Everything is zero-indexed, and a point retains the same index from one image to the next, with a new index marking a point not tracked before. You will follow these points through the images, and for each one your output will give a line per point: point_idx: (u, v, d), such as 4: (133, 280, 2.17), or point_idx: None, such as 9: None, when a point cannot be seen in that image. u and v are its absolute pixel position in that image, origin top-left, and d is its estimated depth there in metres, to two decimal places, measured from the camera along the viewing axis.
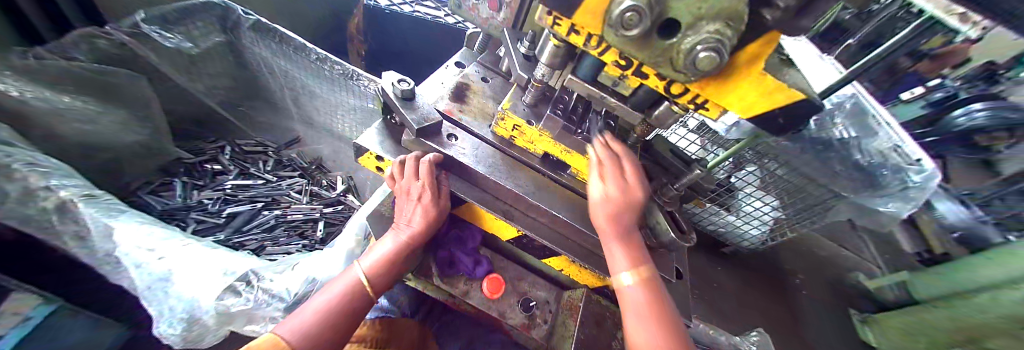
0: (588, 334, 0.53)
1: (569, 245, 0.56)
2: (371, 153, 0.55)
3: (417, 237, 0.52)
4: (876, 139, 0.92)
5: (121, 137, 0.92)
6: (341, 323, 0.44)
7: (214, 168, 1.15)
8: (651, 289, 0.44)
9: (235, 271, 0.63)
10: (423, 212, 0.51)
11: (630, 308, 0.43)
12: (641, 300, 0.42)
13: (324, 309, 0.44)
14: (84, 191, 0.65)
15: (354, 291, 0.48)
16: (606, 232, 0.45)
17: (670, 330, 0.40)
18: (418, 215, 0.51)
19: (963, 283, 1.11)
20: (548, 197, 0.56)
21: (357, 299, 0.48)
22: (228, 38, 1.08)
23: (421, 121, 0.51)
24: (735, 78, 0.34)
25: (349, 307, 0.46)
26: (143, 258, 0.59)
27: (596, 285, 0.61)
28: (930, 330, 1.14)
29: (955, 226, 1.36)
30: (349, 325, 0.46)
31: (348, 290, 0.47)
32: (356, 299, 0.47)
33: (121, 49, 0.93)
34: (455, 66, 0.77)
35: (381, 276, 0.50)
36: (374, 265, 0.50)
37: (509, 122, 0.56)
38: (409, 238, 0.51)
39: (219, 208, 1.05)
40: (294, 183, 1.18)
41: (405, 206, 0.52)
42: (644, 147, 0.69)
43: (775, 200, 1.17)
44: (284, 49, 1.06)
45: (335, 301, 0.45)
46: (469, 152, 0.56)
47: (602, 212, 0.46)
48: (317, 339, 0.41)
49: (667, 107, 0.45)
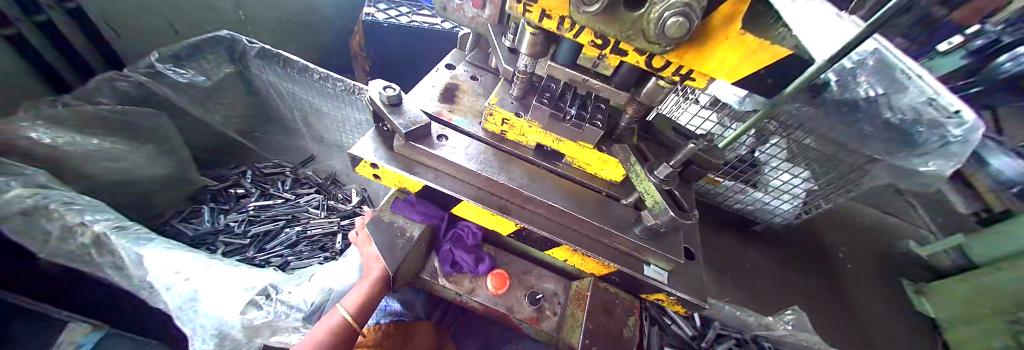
0: (596, 322, 0.52)
1: (569, 233, 0.55)
2: (366, 162, 0.55)
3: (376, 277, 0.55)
4: (905, 93, 0.70)
5: (149, 171, 1.00)
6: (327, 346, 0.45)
7: (237, 192, 1.21)
8: None
9: (255, 286, 0.66)
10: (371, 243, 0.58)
11: None
12: None
13: (320, 337, 0.46)
14: (113, 223, 0.70)
15: (340, 328, 0.49)
16: None
17: None
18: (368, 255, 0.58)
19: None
20: (544, 188, 0.56)
21: (343, 335, 0.49)
22: (238, 68, 1.16)
23: (408, 125, 0.52)
24: (715, 44, 0.33)
25: (337, 343, 0.47)
26: (172, 281, 0.64)
27: (601, 273, 0.58)
28: (995, 297, 1.01)
29: None
30: None
31: (336, 327, 0.49)
32: (342, 336, 0.48)
33: (140, 89, 0.99)
34: (445, 69, 0.76)
35: (362, 308, 0.51)
36: (352, 301, 0.52)
37: (498, 117, 0.56)
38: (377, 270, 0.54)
39: (243, 228, 1.10)
40: (311, 199, 1.22)
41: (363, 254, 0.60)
42: (645, 130, 0.66)
43: (806, 172, 1.05)
44: (290, 72, 1.10)
45: (324, 334, 0.47)
46: (465, 150, 0.57)
47: None
48: None
49: (654, 83, 0.43)
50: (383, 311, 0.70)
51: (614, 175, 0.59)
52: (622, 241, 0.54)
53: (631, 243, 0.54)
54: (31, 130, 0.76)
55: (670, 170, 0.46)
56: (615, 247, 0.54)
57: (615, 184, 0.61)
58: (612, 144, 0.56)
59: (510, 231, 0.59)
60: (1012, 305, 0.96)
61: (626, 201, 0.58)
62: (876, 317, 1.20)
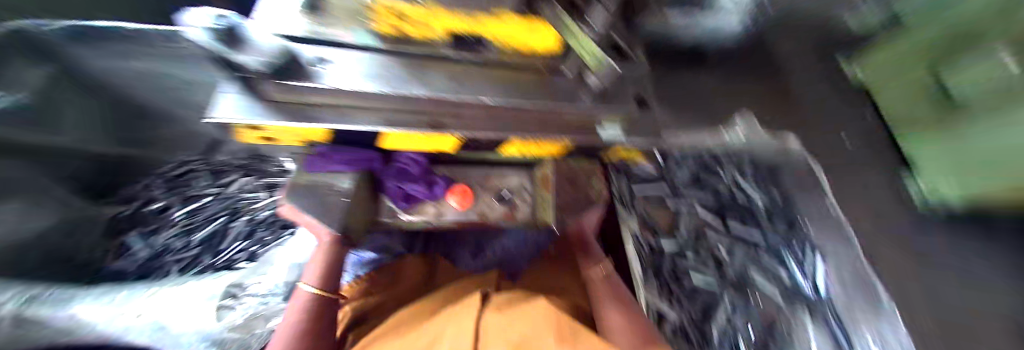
0: (561, 194, 0.57)
1: (516, 124, 0.49)
2: (241, 126, 0.42)
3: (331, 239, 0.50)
4: None
5: (40, 222, 0.78)
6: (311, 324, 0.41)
7: (155, 206, 1.01)
8: (624, 318, 0.47)
9: (215, 293, 0.67)
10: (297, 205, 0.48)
11: (614, 309, 0.49)
12: (617, 321, 0.47)
13: (296, 322, 0.41)
14: (20, 296, 0.57)
15: (316, 301, 0.45)
16: (623, 314, 0.48)
17: (635, 315, 0.49)
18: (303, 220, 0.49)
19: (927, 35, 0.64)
20: (475, 85, 0.47)
21: (321, 306, 0.45)
22: (59, 65, 0.82)
23: (264, 60, 0.37)
24: None
25: (321, 315, 0.44)
26: (125, 321, 0.61)
27: (555, 155, 0.55)
28: None
29: None
30: (329, 324, 0.43)
31: (309, 304, 0.44)
32: (322, 308, 0.45)
33: None
34: None
35: (328, 277, 0.48)
36: (315, 277, 0.48)
37: (387, 12, 0.45)
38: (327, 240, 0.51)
39: (186, 240, 0.97)
40: (244, 183, 1.09)
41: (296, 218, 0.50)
42: None
43: None
44: (122, 49, 0.89)
45: (299, 313, 0.43)
46: (359, 71, 0.44)
47: (617, 319, 0.47)
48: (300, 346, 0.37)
49: None
50: (359, 263, 0.70)
51: (546, 44, 0.49)
52: (572, 115, 0.50)
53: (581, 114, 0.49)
54: None
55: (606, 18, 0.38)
56: (570, 121, 0.50)
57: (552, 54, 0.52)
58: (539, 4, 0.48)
59: (454, 147, 0.52)
60: None
61: (569, 72, 0.51)
62: None
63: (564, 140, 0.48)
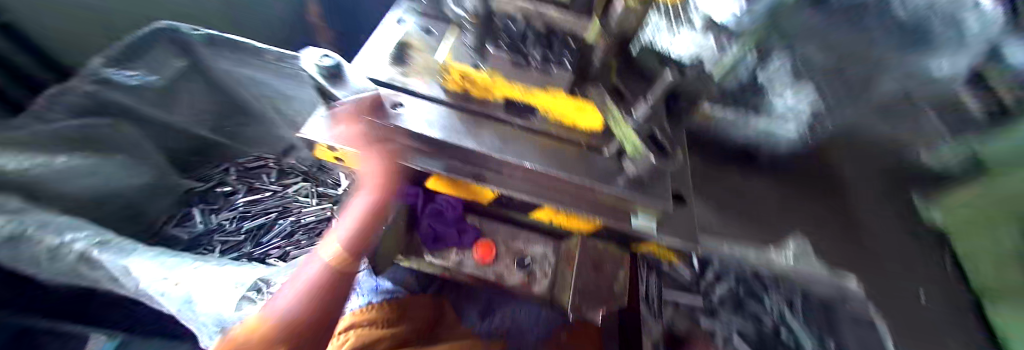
0: (584, 277, 0.53)
1: (551, 193, 0.51)
2: (322, 145, 0.49)
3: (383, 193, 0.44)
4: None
5: (128, 181, 0.97)
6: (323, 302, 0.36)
7: (225, 190, 1.19)
8: None
9: (245, 282, 0.67)
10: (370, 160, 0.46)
11: None
12: None
13: (300, 294, 0.35)
14: (94, 239, 0.69)
15: (325, 275, 0.39)
16: None
17: None
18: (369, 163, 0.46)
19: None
20: (517, 148, 0.50)
21: (330, 283, 0.39)
22: (191, 60, 0.99)
23: (356, 97, 0.45)
24: None
25: (329, 292, 0.38)
26: (163, 287, 0.65)
27: (588, 232, 0.55)
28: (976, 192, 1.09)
29: None
30: (331, 308, 0.37)
31: (319, 275, 0.39)
32: (331, 282, 0.39)
33: (90, 99, 0.87)
34: (392, 23, 0.63)
35: (355, 243, 0.41)
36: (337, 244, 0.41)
37: (456, 74, 0.49)
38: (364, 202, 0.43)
39: (236, 225, 1.10)
40: (300, 188, 1.20)
41: (361, 157, 0.47)
42: (624, 63, 0.59)
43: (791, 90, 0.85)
44: (240, 57, 0.97)
45: (308, 285, 0.37)
46: (424, 116, 0.50)
47: None
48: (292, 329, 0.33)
49: (623, 9, 0.34)
50: (375, 291, 0.72)
51: (593, 124, 0.51)
52: (606, 194, 0.49)
53: (617, 197, 0.49)
54: None
55: (648, 108, 0.41)
56: (603, 200, 0.51)
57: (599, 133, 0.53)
58: (586, 86, 0.49)
59: (489, 199, 0.55)
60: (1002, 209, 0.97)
61: (608, 151, 0.53)
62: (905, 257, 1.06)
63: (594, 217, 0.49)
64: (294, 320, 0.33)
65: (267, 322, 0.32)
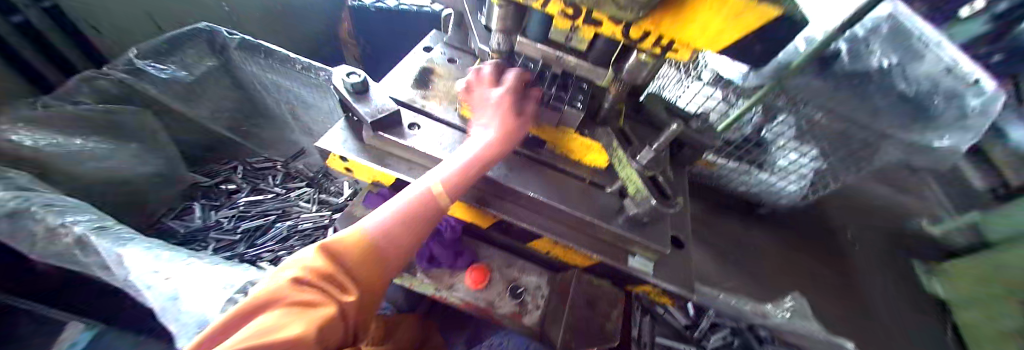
0: (577, 314, 0.55)
1: (551, 225, 0.52)
2: (335, 155, 0.51)
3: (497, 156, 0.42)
4: (923, 63, 0.76)
5: (139, 170, 0.98)
6: (415, 236, 0.39)
7: (230, 188, 1.20)
8: None
9: (234, 284, 0.65)
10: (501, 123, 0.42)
11: None
12: None
13: (398, 220, 0.37)
14: (94, 224, 0.69)
15: (432, 202, 0.39)
16: None
17: None
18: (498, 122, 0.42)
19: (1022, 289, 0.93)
20: (523, 177, 0.52)
21: (427, 218, 0.39)
22: (221, 61, 1.04)
23: (375, 113, 0.47)
24: (691, 11, 0.28)
25: (423, 222, 0.39)
26: (152, 281, 0.64)
27: (582, 265, 0.56)
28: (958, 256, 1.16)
29: None
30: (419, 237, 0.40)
31: (423, 204, 0.39)
32: (429, 214, 0.39)
33: (121, 87, 0.93)
34: (421, 51, 0.68)
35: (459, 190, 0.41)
36: (449, 176, 0.39)
37: (472, 102, 0.53)
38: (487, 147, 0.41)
39: (234, 224, 1.10)
40: (302, 193, 1.21)
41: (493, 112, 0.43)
42: (634, 109, 0.63)
43: (815, 150, 0.87)
44: (272, 64, 1.01)
45: (410, 212, 0.38)
46: (439, 137, 0.53)
47: None
48: (387, 251, 0.36)
49: (636, 58, 0.39)
50: None
51: (598, 160, 0.55)
52: (606, 231, 0.50)
53: (615, 233, 0.50)
54: (12, 133, 0.74)
55: (652, 154, 0.43)
56: (599, 237, 0.52)
57: (602, 170, 0.56)
58: (596, 127, 0.52)
59: (489, 223, 0.56)
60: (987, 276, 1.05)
61: (611, 188, 0.54)
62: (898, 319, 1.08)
63: (591, 251, 0.50)
64: (389, 244, 0.36)
65: (369, 241, 0.35)
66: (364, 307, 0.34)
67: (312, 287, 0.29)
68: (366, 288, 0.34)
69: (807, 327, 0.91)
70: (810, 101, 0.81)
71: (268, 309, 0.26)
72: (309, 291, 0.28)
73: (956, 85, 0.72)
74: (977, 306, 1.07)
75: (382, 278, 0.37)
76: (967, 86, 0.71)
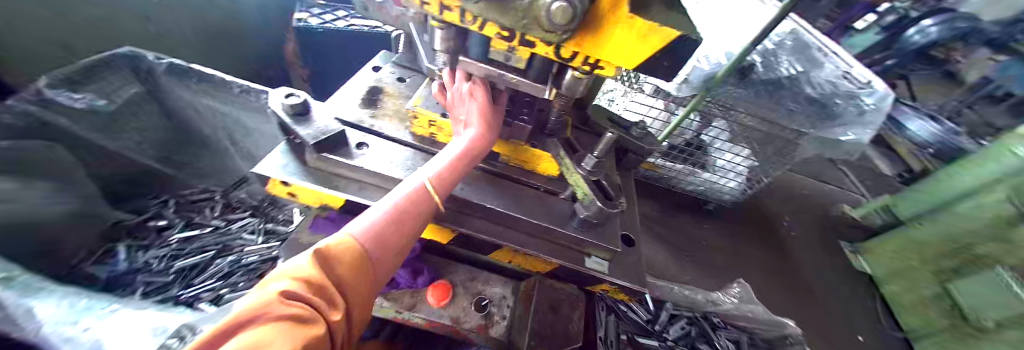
0: (541, 320, 0.55)
1: (509, 234, 0.53)
2: (276, 180, 0.48)
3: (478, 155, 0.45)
4: (823, 70, 0.88)
5: (51, 210, 0.85)
6: (406, 238, 0.35)
7: (159, 224, 1.08)
8: None
9: (168, 328, 0.58)
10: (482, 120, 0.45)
11: None
12: None
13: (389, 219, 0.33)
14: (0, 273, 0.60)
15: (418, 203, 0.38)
16: None
17: None
18: (478, 118, 0.45)
19: (935, 261, 1.11)
20: (477, 190, 0.53)
21: (418, 219, 0.37)
22: (148, 87, 0.96)
23: (318, 134, 0.47)
24: (609, 30, 0.32)
25: (415, 221, 0.37)
26: (69, 333, 0.56)
27: (542, 270, 0.57)
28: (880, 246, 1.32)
29: (929, 142, 1.30)
30: (409, 240, 0.36)
31: (414, 202, 0.37)
32: (420, 215, 0.37)
33: (28, 122, 0.81)
34: (370, 71, 0.68)
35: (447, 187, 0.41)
36: (441, 170, 0.40)
37: (424, 119, 0.54)
38: (468, 146, 0.43)
39: (165, 265, 0.99)
40: (246, 225, 1.12)
41: (468, 116, 0.46)
42: (579, 121, 0.67)
43: (746, 150, 1.07)
44: (206, 88, 0.95)
45: (399, 211, 0.35)
46: (389, 156, 0.53)
47: None
48: (381, 255, 0.32)
49: (570, 75, 0.42)
50: None
51: (549, 168, 0.57)
52: (562, 237, 0.52)
53: (569, 236, 0.52)
54: None
55: (595, 160, 0.48)
56: (555, 241, 0.54)
57: (553, 178, 0.59)
58: (544, 138, 0.55)
59: (448, 238, 0.56)
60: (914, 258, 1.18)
61: (564, 194, 0.57)
62: (833, 293, 1.27)
63: (551, 256, 0.52)
64: (379, 250, 0.32)
65: (363, 245, 0.31)
66: (351, 323, 0.29)
67: (300, 301, 0.23)
68: (355, 299, 0.29)
69: (755, 310, 1.02)
70: (738, 107, 0.95)
71: (254, 324, 0.20)
72: (298, 305, 0.22)
73: (852, 88, 0.85)
74: (892, 279, 1.26)
75: (368, 293, 0.31)
76: (861, 89, 0.84)
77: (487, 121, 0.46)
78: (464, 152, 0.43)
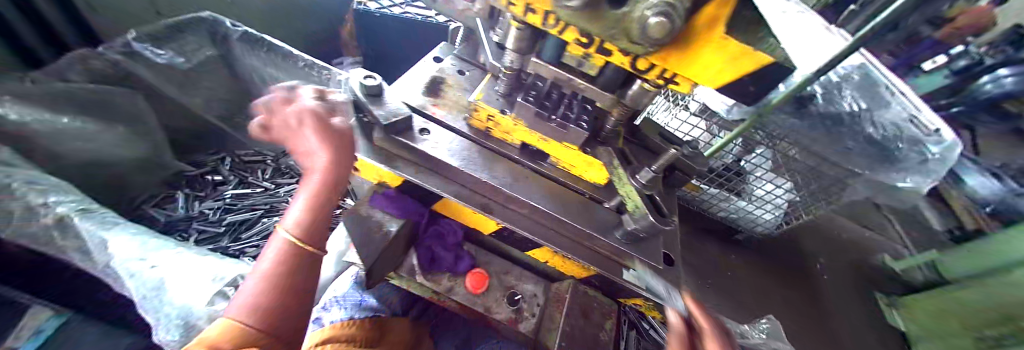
0: (573, 325, 0.53)
1: (552, 236, 0.54)
2: None
3: (335, 173, 0.41)
4: (888, 111, 0.85)
5: (120, 153, 0.93)
6: (299, 285, 0.32)
7: (216, 179, 1.17)
8: None
9: (224, 277, 0.64)
10: (321, 137, 0.41)
11: None
12: None
13: (261, 279, 0.30)
14: (79, 206, 0.67)
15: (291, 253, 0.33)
16: None
17: None
18: (316, 141, 0.40)
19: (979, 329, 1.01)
20: (526, 188, 0.54)
21: (305, 266, 0.34)
22: (221, 51, 1.03)
23: (389, 116, 0.49)
24: (698, 48, 0.32)
25: (301, 270, 0.33)
26: (136, 268, 0.61)
27: (580, 276, 0.59)
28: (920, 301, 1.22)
29: (987, 199, 1.19)
30: (305, 287, 0.33)
31: (283, 253, 0.33)
32: (302, 261, 0.34)
33: (116, 69, 0.89)
34: (432, 61, 0.71)
35: (314, 223, 0.37)
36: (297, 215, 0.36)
37: (483, 113, 0.55)
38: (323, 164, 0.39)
39: (219, 216, 1.07)
40: (292, 190, 1.18)
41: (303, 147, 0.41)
42: (630, 133, 0.66)
43: (790, 182, 0.99)
44: (274, 59, 1.01)
45: (274, 268, 0.32)
46: (447, 145, 0.55)
47: None
48: (278, 314, 0.29)
49: (638, 86, 0.43)
50: (360, 306, 0.69)
51: (597, 177, 0.58)
52: (604, 246, 0.53)
53: (611, 247, 0.52)
54: None
55: (652, 175, 0.48)
56: (598, 250, 0.54)
57: (599, 187, 0.59)
58: (597, 145, 0.55)
59: (492, 229, 0.58)
60: (956, 321, 1.08)
61: (609, 204, 0.58)
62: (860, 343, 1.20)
63: (591, 263, 0.52)
64: (272, 312, 0.29)
65: (244, 319, 0.27)
66: None
67: None
68: None
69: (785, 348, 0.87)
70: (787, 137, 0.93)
71: None
72: None
73: (918, 134, 0.81)
74: (930, 338, 1.18)
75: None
76: (927, 135, 0.81)
77: (333, 143, 0.42)
78: (317, 190, 0.38)
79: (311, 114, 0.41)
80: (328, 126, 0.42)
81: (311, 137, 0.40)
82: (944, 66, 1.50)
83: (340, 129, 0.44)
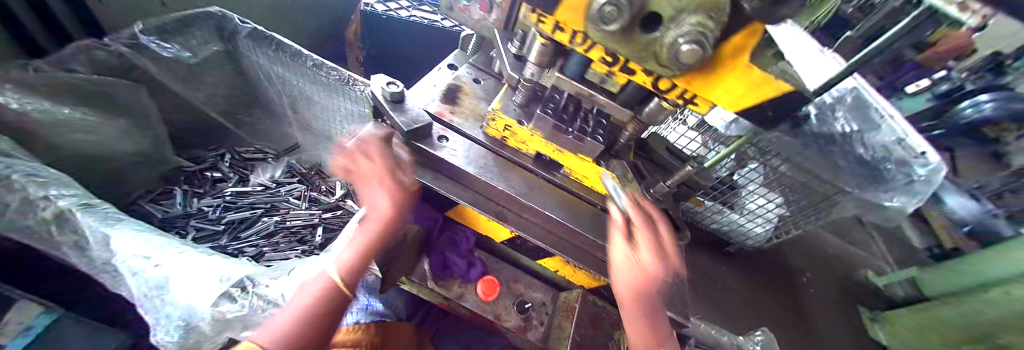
0: (585, 336, 0.53)
1: (564, 246, 0.55)
2: None
3: (387, 227, 0.44)
4: (878, 133, 0.88)
5: (120, 146, 0.91)
6: (321, 325, 0.37)
7: (214, 176, 1.14)
8: None
9: (231, 277, 0.61)
10: (387, 193, 0.44)
11: None
12: None
13: (297, 311, 0.37)
14: (80, 200, 0.65)
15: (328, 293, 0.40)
16: None
17: None
18: (380, 197, 0.44)
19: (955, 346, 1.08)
20: (542, 198, 0.55)
21: (334, 304, 0.39)
22: (227, 47, 1.02)
23: (410, 123, 0.50)
24: (723, 73, 0.34)
25: (328, 311, 0.39)
26: (140, 266, 0.60)
27: (591, 286, 0.60)
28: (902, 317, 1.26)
29: (965, 220, 1.22)
30: (328, 327, 0.38)
31: (323, 291, 0.40)
32: (332, 303, 0.39)
33: (120, 60, 0.88)
34: (447, 68, 0.72)
35: (352, 269, 0.42)
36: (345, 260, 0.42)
37: (500, 123, 0.56)
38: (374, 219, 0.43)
39: (218, 214, 1.05)
40: (293, 189, 1.16)
41: (368, 198, 0.45)
42: (639, 146, 0.68)
43: (779, 198, 1.02)
44: (282, 57, 0.97)
45: (309, 303, 0.38)
46: (465, 153, 0.56)
47: None
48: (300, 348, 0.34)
49: (657, 104, 0.44)
50: (366, 311, 0.71)
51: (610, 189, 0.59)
52: None
53: None
54: None
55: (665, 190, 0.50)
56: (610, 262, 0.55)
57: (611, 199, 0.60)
58: (610, 159, 0.57)
59: (505, 237, 0.60)
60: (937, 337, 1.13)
61: None
62: None
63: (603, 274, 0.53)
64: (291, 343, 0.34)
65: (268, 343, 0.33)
66: None
67: None
68: None
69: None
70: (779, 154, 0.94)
71: None
72: None
73: (906, 156, 0.81)
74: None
75: None
76: (915, 156, 0.81)
77: (397, 199, 0.45)
78: (365, 242, 0.43)
79: (385, 172, 0.46)
80: (397, 183, 0.46)
81: (376, 192, 0.45)
82: (925, 89, 1.44)
83: (406, 185, 0.47)
